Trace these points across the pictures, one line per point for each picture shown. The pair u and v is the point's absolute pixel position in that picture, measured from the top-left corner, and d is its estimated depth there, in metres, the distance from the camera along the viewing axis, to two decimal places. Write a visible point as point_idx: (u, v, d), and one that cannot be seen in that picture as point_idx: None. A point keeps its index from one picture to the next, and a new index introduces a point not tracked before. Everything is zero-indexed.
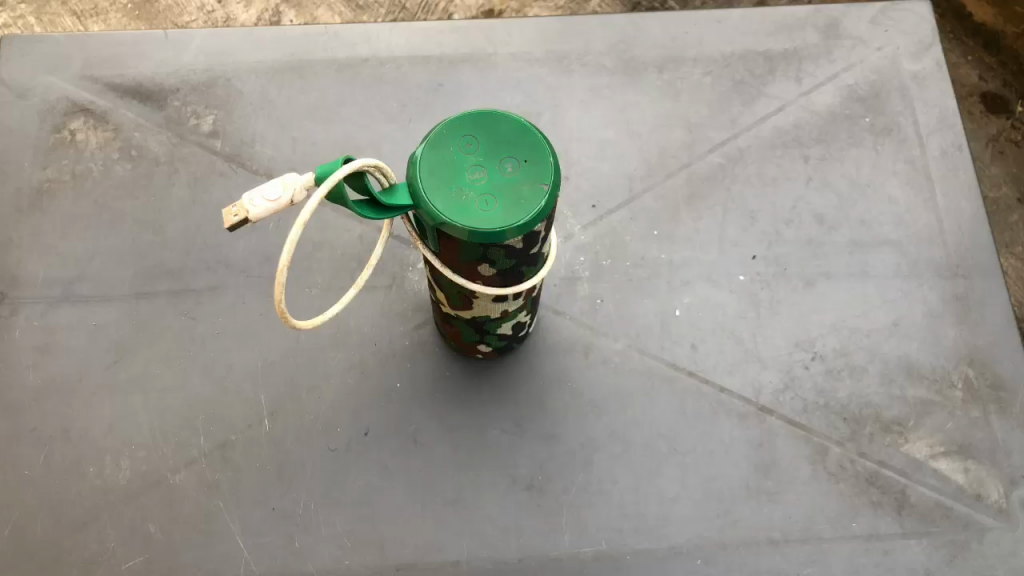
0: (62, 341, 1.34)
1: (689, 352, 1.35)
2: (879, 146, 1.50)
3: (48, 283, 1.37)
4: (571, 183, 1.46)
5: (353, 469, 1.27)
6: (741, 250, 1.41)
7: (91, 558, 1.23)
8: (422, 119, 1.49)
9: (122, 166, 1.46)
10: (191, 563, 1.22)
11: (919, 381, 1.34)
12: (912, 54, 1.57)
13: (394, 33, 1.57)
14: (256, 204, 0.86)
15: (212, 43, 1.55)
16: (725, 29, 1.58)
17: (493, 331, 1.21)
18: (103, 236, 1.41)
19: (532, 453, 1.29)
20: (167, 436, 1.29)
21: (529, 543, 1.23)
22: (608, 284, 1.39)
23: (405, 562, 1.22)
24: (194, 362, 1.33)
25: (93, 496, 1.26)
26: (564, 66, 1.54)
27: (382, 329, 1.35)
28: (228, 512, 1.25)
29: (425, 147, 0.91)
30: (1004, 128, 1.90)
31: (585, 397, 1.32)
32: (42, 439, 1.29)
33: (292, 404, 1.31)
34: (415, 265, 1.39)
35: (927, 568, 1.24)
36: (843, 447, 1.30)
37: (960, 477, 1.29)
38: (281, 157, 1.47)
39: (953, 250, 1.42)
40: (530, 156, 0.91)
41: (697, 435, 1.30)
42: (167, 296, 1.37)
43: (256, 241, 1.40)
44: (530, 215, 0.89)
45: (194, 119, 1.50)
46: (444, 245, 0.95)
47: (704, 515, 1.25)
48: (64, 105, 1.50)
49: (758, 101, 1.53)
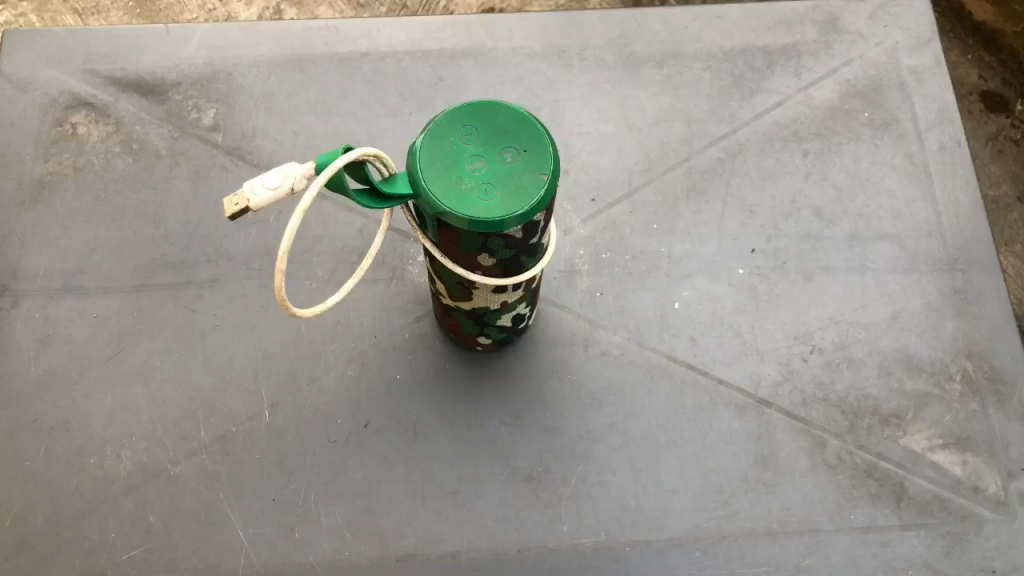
0: (62, 333, 1.35)
1: (689, 345, 1.36)
2: (878, 140, 1.50)
3: (49, 276, 1.38)
4: (571, 177, 1.46)
5: (353, 461, 1.28)
6: (741, 244, 1.42)
7: (91, 549, 1.23)
8: (422, 113, 1.50)
9: (123, 159, 1.46)
10: (191, 553, 1.23)
11: (918, 374, 1.34)
12: (911, 50, 1.57)
13: (395, 28, 1.57)
14: (257, 192, 0.86)
15: (213, 37, 1.56)
16: (724, 25, 1.59)
17: (493, 323, 1.22)
18: (104, 229, 1.41)
19: (532, 444, 1.29)
20: (167, 427, 1.29)
21: (528, 535, 1.24)
22: (607, 277, 1.39)
23: (405, 553, 1.23)
24: (195, 355, 1.33)
25: (94, 487, 1.26)
26: (564, 61, 1.55)
27: (382, 322, 1.36)
28: (228, 503, 1.25)
29: (425, 137, 0.92)
30: (1004, 127, 1.89)
31: (584, 389, 1.32)
32: (43, 430, 1.29)
33: (291, 396, 1.31)
34: (415, 257, 1.40)
35: (925, 560, 1.24)
36: (842, 440, 1.30)
37: (959, 469, 1.29)
38: (281, 151, 1.47)
39: (951, 244, 1.43)
40: (529, 147, 0.92)
41: (696, 427, 1.30)
42: (168, 288, 1.37)
43: (256, 234, 1.40)
44: (530, 205, 0.89)
45: (194, 113, 1.50)
46: (444, 235, 0.95)
47: (703, 506, 1.26)
48: (65, 99, 1.50)
49: (757, 95, 1.53)
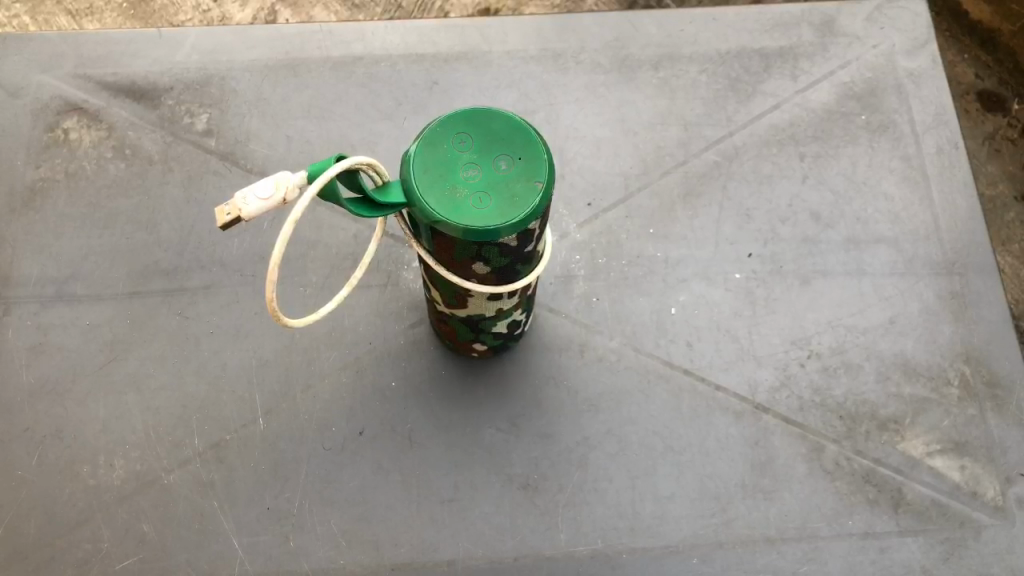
0: (53, 341, 1.34)
1: (686, 350, 1.35)
2: (875, 143, 1.50)
3: (42, 283, 1.37)
4: (567, 182, 1.45)
5: (348, 468, 1.27)
6: (737, 248, 1.41)
7: (84, 559, 1.22)
8: (416, 116, 1.49)
9: (116, 165, 1.45)
10: (185, 562, 1.22)
11: (915, 379, 1.34)
12: (908, 52, 1.57)
13: (389, 31, 1.56)
14: (249, 202, 0.85)
15: (207, 41, 1.54)
16: (720, 27, 1.58)
17: (489, 329, 1.21)
18: (96, 235, 1.40)
19: (528, 451, 1.28)
20: (161, 435, 1.29)
21: (524, 543, 1.23)
22: (603, 282, 1.39)
23: (400, 562, 1.22)
24: (188, 362, 1.32)
25: (86, 497, 1.25)
26: (559, 64, 1.54)
27: (376, 328, 1.35)
28: (221, 512, 1.24)
29: (420, 144, 0.91)
30: (1000, 126, 1.88)
31: (581, 395, 1.32)
32: (36, 439, 1.28)
33: (286, 403, 1.30)
34: (409, 262, 1.39)
35: (923, 566, 1.24)
36: (840, 445, 1.30)
37: (956, 474, 1.29)
38: (275, 156, 1.46)
39: (949, 247, 1.42)
40: (523, 154, 0.91)
41: (693, 433, 1.30)
42: (160, 294, 1.36)
43: (250, 240, 1.39)
44: (524, 213, 0.89)
45: (188, 118, 1.49)
46: (438, 244, 0.94)
47: (700, 513, 1.25)
48: (57, 104, 1.49)
49: (753, 99, 1.52)
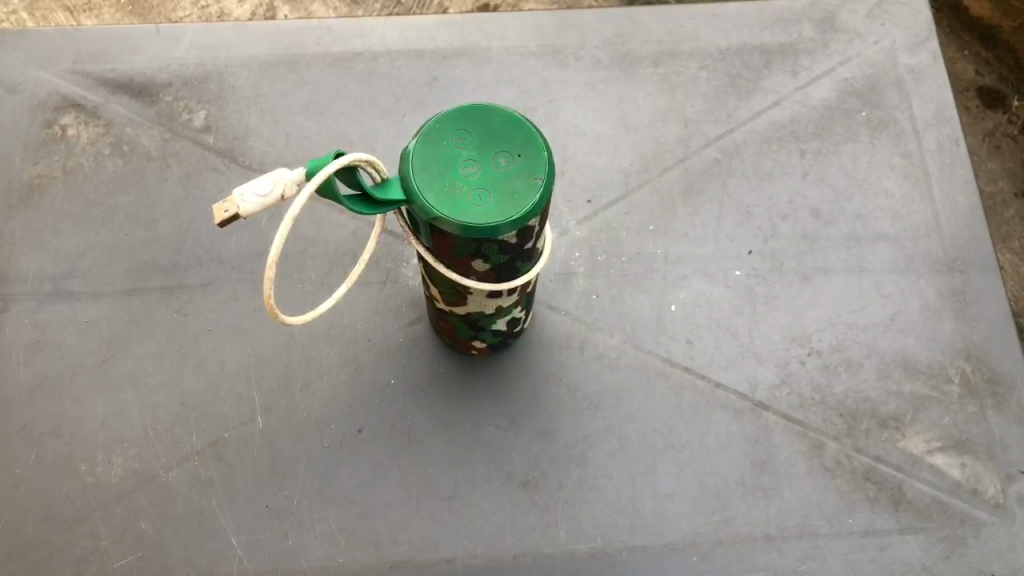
0: (51, 338, 1.33)
1: (685, 348, 1.34)
2: (876, 139, 1.49)
3: (40, 280, 1.36)
4: (566, 179, 1.45)
5: (347, 466, 1.27)
6: (737, 245, 1.41)
7: (83, 557, 1.22)
8: (415, 113, 1.49)
9: (114, 161, 1.45)
10: (183, 559, 1.21)
11: (916, 377, 1.34)
12: (908, 48, 1.56)
13: (389, 27, 1.56)
14: (247, 199, 0.84)
15: (205, 37, 1.54)
16: (721, 23, 1.58)
17: (488, 326, 1.20)
18: (94, 231, 1.40)
19: (528, 449, 1.28)
20: (159, 433, 1.28)
21: (524, 541, 1.23)
22: (604, 279, 1.38)
23: (400, 560, 1.22)
24: (187, 359, 1.32)
25: (85, 494, 1.25)
26: (559, 60, 1.53)
27: (375, 325, 1.34)
28: (220, 510, 1.24)
29: (419, 141, 0.90)
30: (1000, 123, 1.87)
31: (581, 392, 1.31)
32: (33, 437, 1.28)
33: (285, 401, 1.30)
34: (409, 259, 1.38)
35: (923, 564, 1.24)
36: (840, 442, 1.29)
37: (956, 472, 1.28)
38: (273, 153, 1.45)
39: (950, 245, 1.42)
40: (523, 151, 0.90)
41: (693, 431, 1.29)
42: (159, 292, 1.36)
43: (248, 237, 1.39)
44: (525, 210, 0.88)
45: (186, 114, 1.48)
46: (437, 241, 0.94)
47: (700, 511, 1.25)
48: (54, 100, 1.48)
49: (753, 95, 1.52)
